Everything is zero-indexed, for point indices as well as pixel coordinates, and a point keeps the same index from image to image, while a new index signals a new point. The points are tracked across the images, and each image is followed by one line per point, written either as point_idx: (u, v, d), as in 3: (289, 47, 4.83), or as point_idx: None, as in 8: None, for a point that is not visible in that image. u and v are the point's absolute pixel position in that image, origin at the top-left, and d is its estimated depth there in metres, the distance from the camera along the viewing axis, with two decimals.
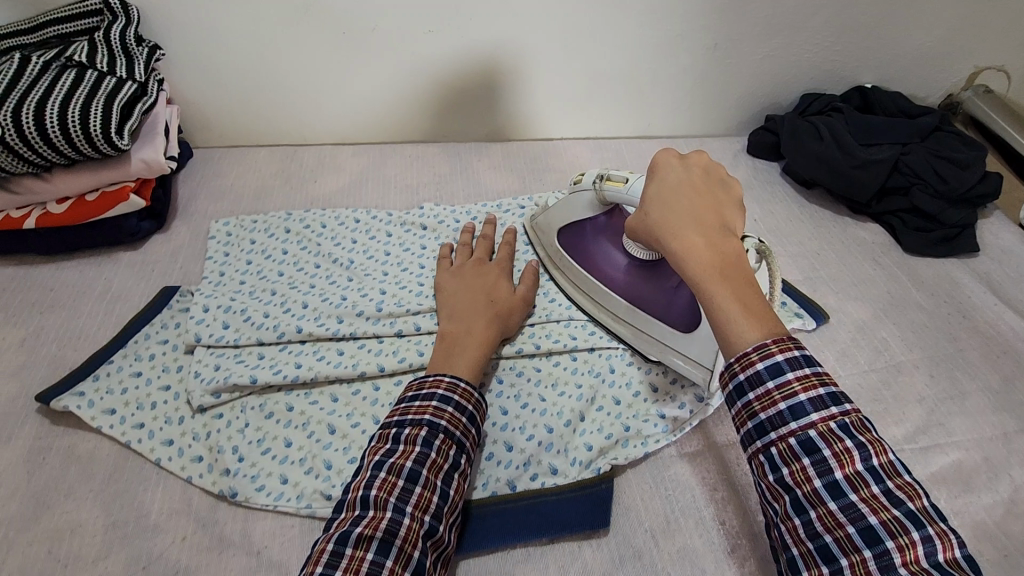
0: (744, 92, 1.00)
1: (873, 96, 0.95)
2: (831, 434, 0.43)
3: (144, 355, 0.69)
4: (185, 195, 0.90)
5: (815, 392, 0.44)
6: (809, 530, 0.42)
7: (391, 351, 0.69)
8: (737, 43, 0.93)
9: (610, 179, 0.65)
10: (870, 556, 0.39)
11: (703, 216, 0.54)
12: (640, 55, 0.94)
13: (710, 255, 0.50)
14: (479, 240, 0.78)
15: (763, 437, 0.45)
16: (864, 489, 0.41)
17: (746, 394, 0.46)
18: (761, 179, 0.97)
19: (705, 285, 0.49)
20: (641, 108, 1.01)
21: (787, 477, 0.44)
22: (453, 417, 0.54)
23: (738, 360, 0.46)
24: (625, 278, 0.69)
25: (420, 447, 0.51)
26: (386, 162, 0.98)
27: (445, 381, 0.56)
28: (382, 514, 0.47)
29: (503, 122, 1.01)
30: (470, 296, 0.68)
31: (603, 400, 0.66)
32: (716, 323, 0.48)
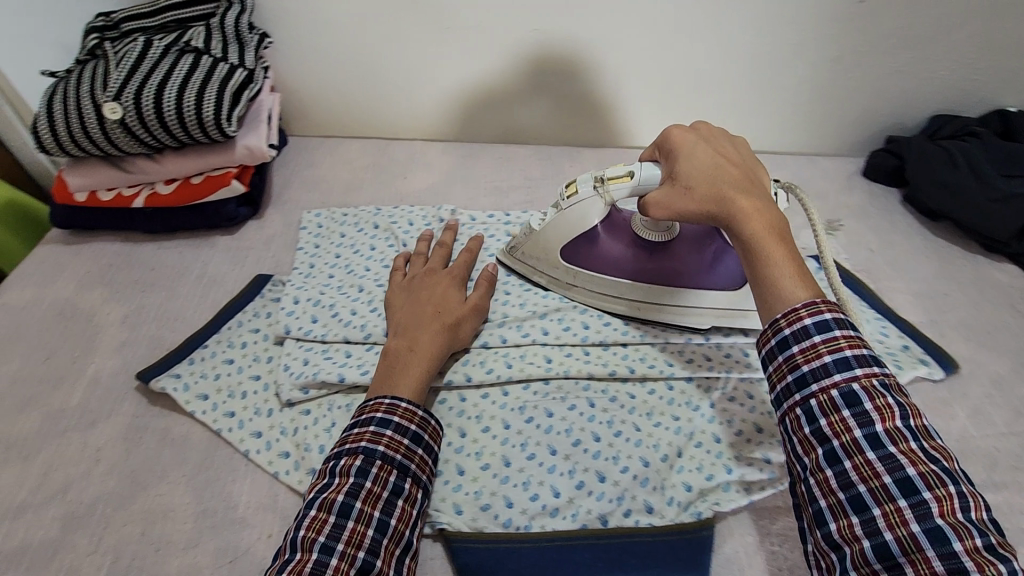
0: (866, 109, 0.92)
1: (1018, 121, 0.84)
2: (873, 389, 0.44)
3: (236, 343, 0.69)
4: (279, 184, 0.90)
5: (861, 350, 0.45)
6: (843, 480, 0.42)
7: (478, 362, 0.67)
8: (865, 55, 0.85)
9: (612, 178, 0.63)
10: (905, 505, 0.40)
11: (745, 182, 0.57)
12: (754, 63, 0.87)
13: (759, 220, 0.54)
14: (438, 248, 0.75)
15: (803, 389, 0.46)
16: (903, 444, 0.42)
17: (790, 347, 0.47)
18: (878, 206, 0.89)
19: (767, 253, 0.52)
20: (748, 120, 0.95)
21: (826, 427, 0.44)
22: (392, 441, 0.52)
23: (784, 317, 0.48)
24: (651, 264, 0.69)
25: (354, 478, 0.50)
26: (477, 160, 0.95)
27: (383, 403, 0.55)
28: (307, 557, 0.45)
29: (518, 125, 0.98)
30: (417, 306, 0.65)
31: (702, 436, 0.61)
32: (772, 287, 0.51)
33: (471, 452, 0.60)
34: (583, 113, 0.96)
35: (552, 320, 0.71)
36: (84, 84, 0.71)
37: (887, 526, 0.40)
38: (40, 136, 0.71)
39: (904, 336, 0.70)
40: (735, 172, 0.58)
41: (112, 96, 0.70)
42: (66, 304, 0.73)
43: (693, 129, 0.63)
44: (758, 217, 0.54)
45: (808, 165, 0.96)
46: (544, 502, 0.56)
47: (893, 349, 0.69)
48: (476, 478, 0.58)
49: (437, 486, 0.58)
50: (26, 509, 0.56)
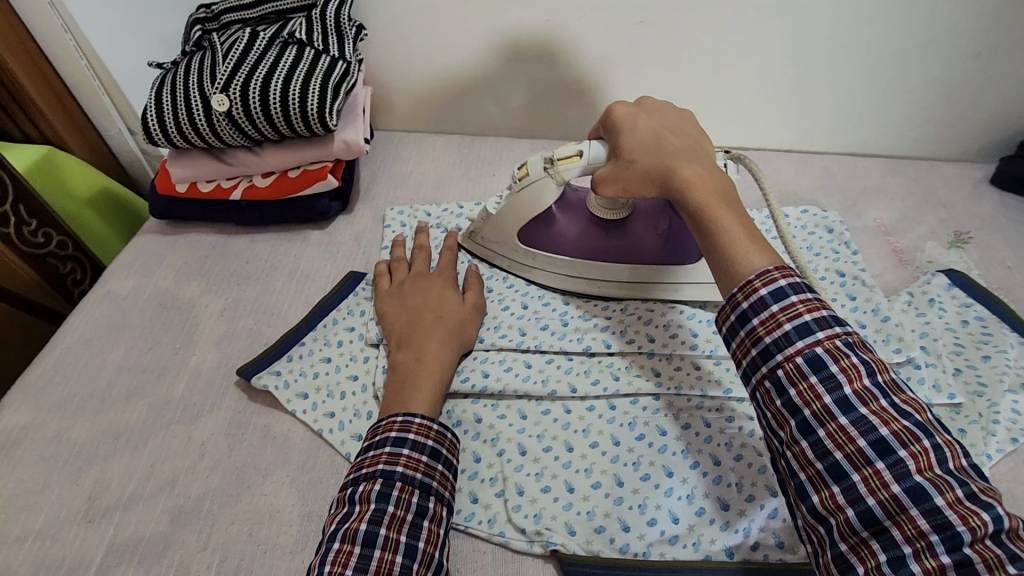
0: (1001, 110, 0.84)
1: None
2: (838, 351, 0.43)
3: (332, 341, 0.68)
4: (366, 179, 0.89)
5: (821, 313, 0.45)
6: (820, 449, 0.42)
7: (582, 371, 0.64)
8: (1009, 51, 0.77)
9: (561, 158, 0.63)
10: (882, 466, 0.39)
11: (689, 154, 0.58)
12: (878, 59, 0.81)
13: (708, 191, 0.54)
14: (416, 252, 0.73)
15: (770, 361, 0.45)
16: (873, 403, 0.41)
17: (751, 321, 0.47)
18: (1012, 218, 0.81)
19: (719, 225, 0.52)
20: (862, 121, 0.88)
21: (796, 397, 0.43)
22: (410, 459, 0.51)
23: (741, 290, 0.48)
24: (610, 243, 0.71)
25: (376, 504, 0.48)
26: None
27: (397, 421, 0.54)
28: None
29: (543, 113, 0.93)
30: (413, 313, 0.64)
31: None
32: (727, 258, 0.50)
33: (580, 468, 0.57)
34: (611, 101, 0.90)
35: (658, 328, 0.67)
36: (192, 77, 0.72)
37: (868, 491, 0.39)
38: (149, 127, 0.72)
39: None
40: (677, 146, 0.59)
41: (221, 89, 0.70)
42: (166, 295, 0.74)
43: (636, 104, 0.63)
44: (706, 187, 0.55)
45: (927, 170, 0.88)
46: (663, 528, 0.52)
47: None
48: (587, 497, 0.55)
49: (548, 504, 0.54)
50: (136, 500, 0.56)
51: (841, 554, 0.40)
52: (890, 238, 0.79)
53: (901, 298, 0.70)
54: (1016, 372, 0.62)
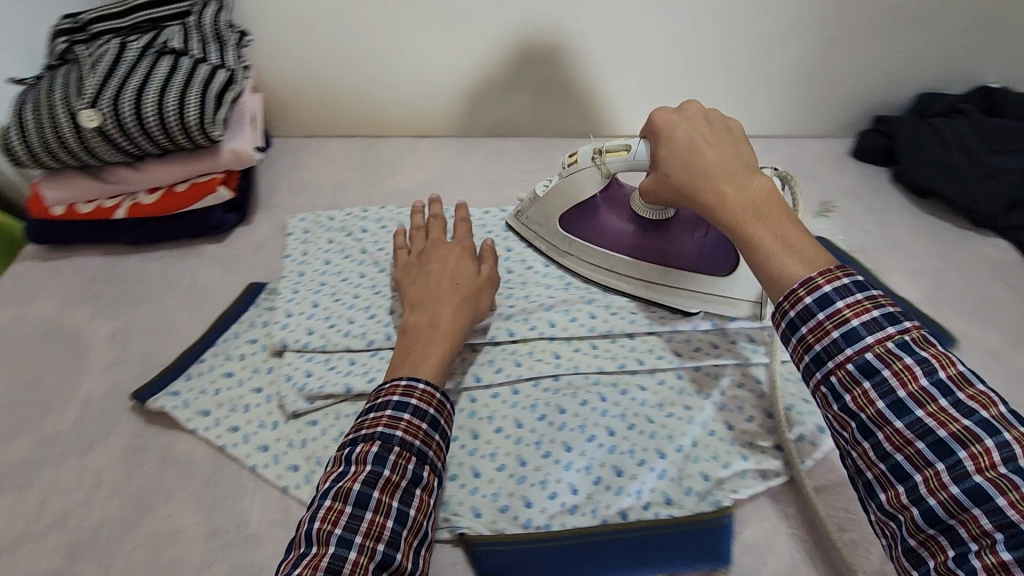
0: (854, 89, 0.92)
1: (1003, 99, 0.87)
2: (889, 354, 0.41)
3: (234, 355, 0.67)
4: (265, 188, 0.88)
5: (869, 315, 0.42)
6: (880, 452, 0.40)
7: (486, 361, 0.66)
8: (854, 34, 0.86)
9: (610, 150, 0.66)
10: (943, 468, 0.38)
11: (728, 165, 0.56)
12: (744, 45, 0.87)
13: (743, 203, 0.53)
14: (434, 220, 0.74)
15: (821, 368, 0.43)
16: (931, 404, 0.39)
17: (798, 329, 0.45)
18: (870, 187, 0.90)
19: (750, 237, 0.51)
20: (738, 105, 0.95)
21: (850, 402, 0.42)
22: (410, 426, 0.51)
23: (786, 298, 0.46)
24: (637, 242, 0.70)
25: (372, 466, 0.48)
26: (469, 155, 0.94)
27: (401, 385, 0.54)
28: (324, 551, 0.44)
29: (442, 111, 0.94)
30: (432, 279, 0.66)
31: (715, 425, 0.61)
32: (764, 272, 0.49)
33: (486, 453, 0.59)
34: (507, 96, 0.92)
35: (558, 312, 0.70)
36: (58, 93, 0.68)
37: (928, 491, 0.38)
38: (14, 147, 0.69)
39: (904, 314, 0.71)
40: (715, 156, 0.57)
41: (89, 103, 0.67)
42: (49, 323, 0.70)
43: (678, 110, 0.61)
44: (738, 199, 0.53)
45: (798, 148, 0.96)
46: (563, 500, 0.56)
47: None
48: (492, 479, 0.57)
49: (454, 490, 0.57)
50: (26, 539, 0.54)
51: (910, 548, 0.39)
52: None
53: None
54: None
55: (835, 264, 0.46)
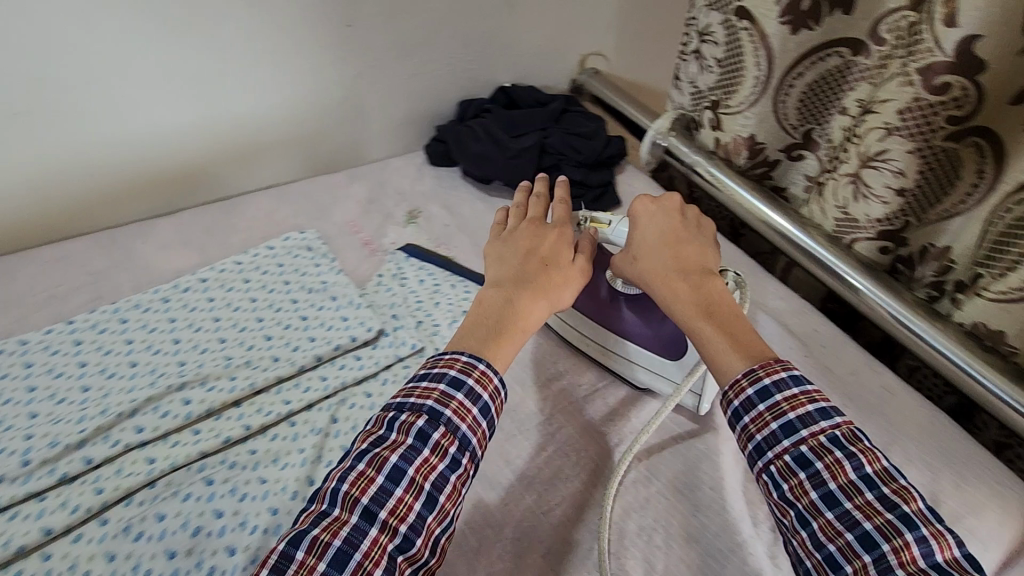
0: (406, 108, 1.06)
1: (514, 93, 1.10)
2: (822, 448, 0.49)
3: None
4: None
5: (802, 410, 0.51)
6: (816, 540, 0.47)
7: (57, 506, 0.57)
8: (378, 66, 0.98)
9: (596, 222, 0.75)
10: (870, 560, 0.45)
11: (687, 266, 0.64)
12: (283, 89, 0.93)
13: (693, 300, 0.61)
14: (536, 206, 0.76)
15: (762, 457, 0.52)
16: (858, 498, 0.47)
17: (742, 417, 0.54)
18: (446, 184, 1.03)
19: (696, 326, 0.60)
20: (310, 141, 1.01)
21: (788, 492, 0.50)
22: (458, 408, 0.52)
23: (731, 387, 0.55)
24: (601, 306, 0.76)
25: (412, 441, 0.50)
26: (17, 273, 0.80)
27: (461, 360, 0.55)
28: (346, 518, 0.47)
29: None
30: (520, 257, 0.68)
31: (331, 453, 0.64)
32: (708, 355, 0.58)
33: None
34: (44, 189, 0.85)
35: (146, 413, 0.65)
36: None
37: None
38: None
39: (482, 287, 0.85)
40: (679, 255, 0.66)
41: None
42: None
43: (661, 204, 0.71)
44: (689, 296, 0.62)
45: (384, 168, 1.06)
46: None
47: None
48: None
49: None
50: None
51: None
52: (362, 234, 0.92)
53: (373, 282, 0.84)
54: (458, 304, 0.82)
55: (776, 360, 0.55)
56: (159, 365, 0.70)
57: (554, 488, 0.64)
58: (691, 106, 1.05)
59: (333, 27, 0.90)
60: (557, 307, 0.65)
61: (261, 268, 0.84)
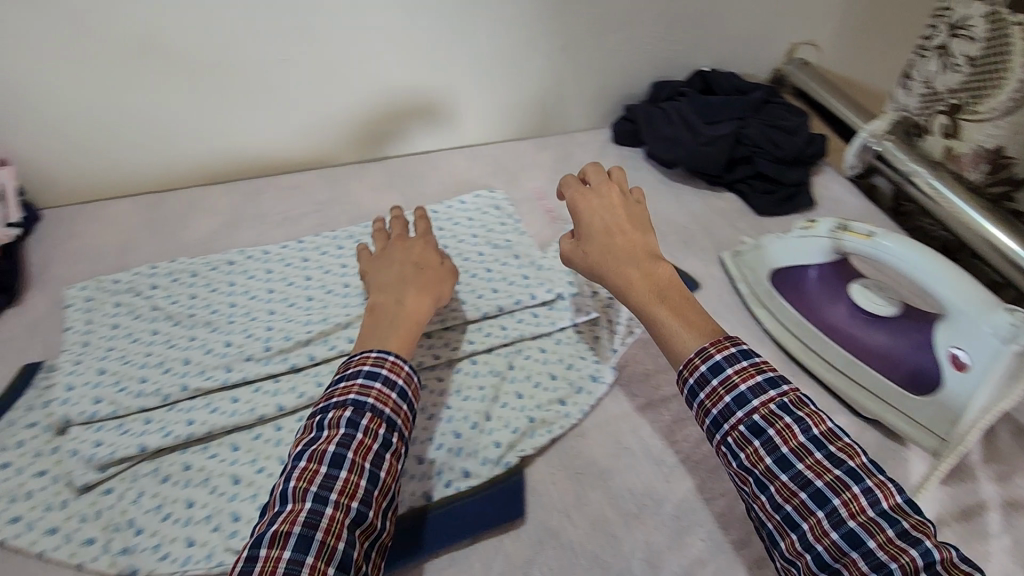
0: (601, 84, 1.06)
1: (712, 79, 1.06)
2: (773, 415, 0.50)
3: (11, 445, 0.63)
4: (39, 262, 0.82)
5: (753, 381, 0.51)
6: (774, 503, 0.49)
7: (288, 388, 0.68)
8: (586, 40, 0.99)
9: (852, 231, 0.68)
10: (823, 515, 0.47)
11: (638, 251, 0.62)
12: (497, 55, 0.97)
13: (649, 287, 0.60)
14: (395, 221, 0.79)
15: (719, 430, 0.52)
16: (808, 458, 0.48)
17: (698, 395, 0.53)
18: (629, 165, 1.04)
19: (653, 313, 0.59)
20: (507, 111, 1.05)
21: (746, 460, 0.50)
22: (381, 394, 0.54)
23: (686, 368, 0.54)
24: (841, 327, 0.72)
25: (345, 429, 0.51)
26: (262, 194, 0.94)
27: (372, 356, 0.56)
28: (301, 506, 0.47)
29: (224, 158, 0.94)
30: (396, 266, 0.69)
31: (506, 397, 0.69)
32: (665, 339, 0.57)
33: None
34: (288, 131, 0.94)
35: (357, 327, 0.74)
36: None
37: (816, 538, 0.46)
38: None
39: None
40: (627, 241, 0.63)
41: None
42: None
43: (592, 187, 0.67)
44: (641, 283, 0.60)
45: (570, 142, 1.09)
46: None
47: None
48: None
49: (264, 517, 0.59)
50: None
51: None
52: (545, 203, 0.96)
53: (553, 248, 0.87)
54: None
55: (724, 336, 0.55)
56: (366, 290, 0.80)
57: (719, 476, 0.64)
58: (918, 109, 0.94)
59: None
60: (439, 304, 0.68)
61: (453, 220, 0.91)
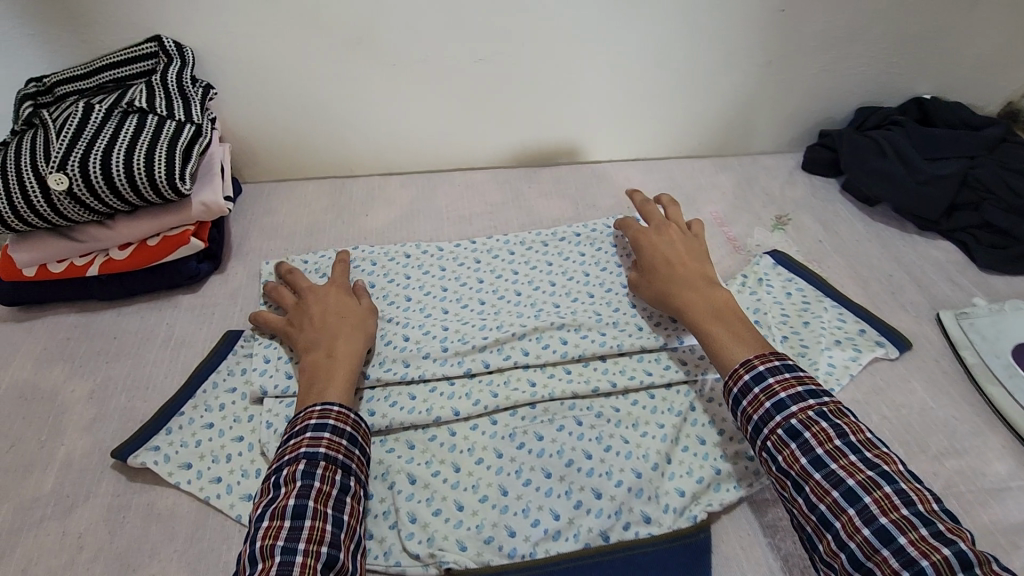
0: (799, 105, 0.97)
1: (931, 107, 0.93)
2: (809, 419, 0.55)
3: (213, 406, 0.67)
4: (238, 233, 0.88)
5: (793, 390, 0.57)
6: (809, 502, 0.53)
7: (463, 393, 0.68)
8: (792, 58, 0.91)
9: None
10: (855, 513, 0.50)
11: (693, 276, 0.71)
12: (691, 67, 0.91)
13: (701, 305, 0.67)
14: (294, 272, 0.76)
15: (760, 434, 0.57)
16: (842, 459, 0.53)
17: (741, 402, 0.59)
18: (822, 197, 0.94)
19: (706, 328, 0.65)
20: (688, 127, 0.99)
21: (783, 461, 0.55)
22: (331, 442, 0.57)
23: (732, 377, 0.60)
24: None
25: (302, 482, 0.54)
26: (435, 190, 0.96)
27: (316, 410, 0.59)
28: (270, 561, 0.50)
29: (406, 150, 0.97)
30: (320, 315, 0.69)
31: (687, 440, 0.64)
32: (716, 350, 0.64)
33: (467, 485, 0.61)
34: (470, 129, 0.95)
35: (531, 340, 0.72)
36: (24, 156, 0.68)
37: (848, 536, 0.50)
38: None
39: (861, 321, 0.75)
40: (684, 268, 0.72)
41: (56, 166, 0.68)
42: (27, 385, 0.69)
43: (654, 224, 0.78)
44: (701, 304, 0.67)
45: (752, 165, 1.00)
46: (546, 526, 0.57)
47: (851, 333, 0.73)
48: (476, 512, 0.59)
49: (438, 524, 0.58)
50: None
51: None
52: (725, 228, 0.88)
53: (737, 280, 0.80)
54: (831, 332, 0.74)
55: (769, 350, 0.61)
56: (538, 301, 0.78)
57: None
58: None
59: (766, 14, 0.85)
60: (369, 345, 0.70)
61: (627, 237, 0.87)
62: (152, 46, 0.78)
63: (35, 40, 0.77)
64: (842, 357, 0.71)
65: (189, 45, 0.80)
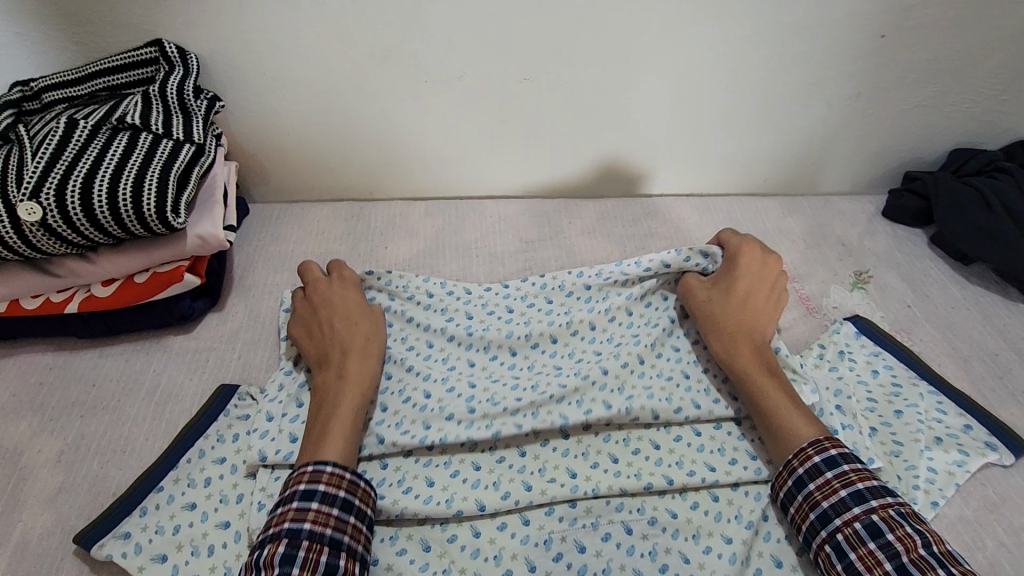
0: (884, 143, 0.85)
1: None
2: (892, 519, 0.49)
3: (198, 481, 0.57)
4: (242, 263, 0.78)
5: (871, 482, 0.51)
6: None
7: (490, 482, 0.57)
8: (887, 89, 0.79)
9: None
10: None
11: (758, 323, 0.63)
12: (765, 96, 0.79)
13: (758, 360, 0.61)
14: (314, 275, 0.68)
15: (828, 525, 0.50)
16: (932, 572, 0.45)
17: (807, 485, 0.53)
18: (908, 251, 0.82)
19: (758, 385, 0.59)
20: (754, 161, 0.87)
21: (858, 561, 0.48)
22: (318, 515, 0.48)
23: (797, 456, 0.54)
24: None
25: (279, 568, 0.45)
26: (464, 222, 0.85)
27: (307, 472, 0.51)
28: None
29: (433, 175, 0.86)
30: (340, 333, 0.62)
31: (760, 560, 0.54)
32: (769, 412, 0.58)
33: None
34: (507, 154, 0.84)
35: (572, 416, 0.61)
36: None
37: None
38: None
39: (966, 414, 0.63)
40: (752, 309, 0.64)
41: (28, 193, 0.58)
42: None
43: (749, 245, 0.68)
44: (759, 356, 0.61)
45: (825, 207, 0.88)
46: None
47: (954, 430, 0.61)
48: None
49: None
50: None
51: None
52: (796, 285, 0.77)
53: (813, 352, 0.68)
54: (928, 425, 0.62)
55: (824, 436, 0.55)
56: (576, 350, 0.67)
57: None
58: None
59: (864, 39, 0.73)
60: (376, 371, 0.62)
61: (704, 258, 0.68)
62: (153, 51, 0.68)
63: (20, 40, 0.67)
64: (945, 460, 0.59)
65: (195, 51, 0.70)
